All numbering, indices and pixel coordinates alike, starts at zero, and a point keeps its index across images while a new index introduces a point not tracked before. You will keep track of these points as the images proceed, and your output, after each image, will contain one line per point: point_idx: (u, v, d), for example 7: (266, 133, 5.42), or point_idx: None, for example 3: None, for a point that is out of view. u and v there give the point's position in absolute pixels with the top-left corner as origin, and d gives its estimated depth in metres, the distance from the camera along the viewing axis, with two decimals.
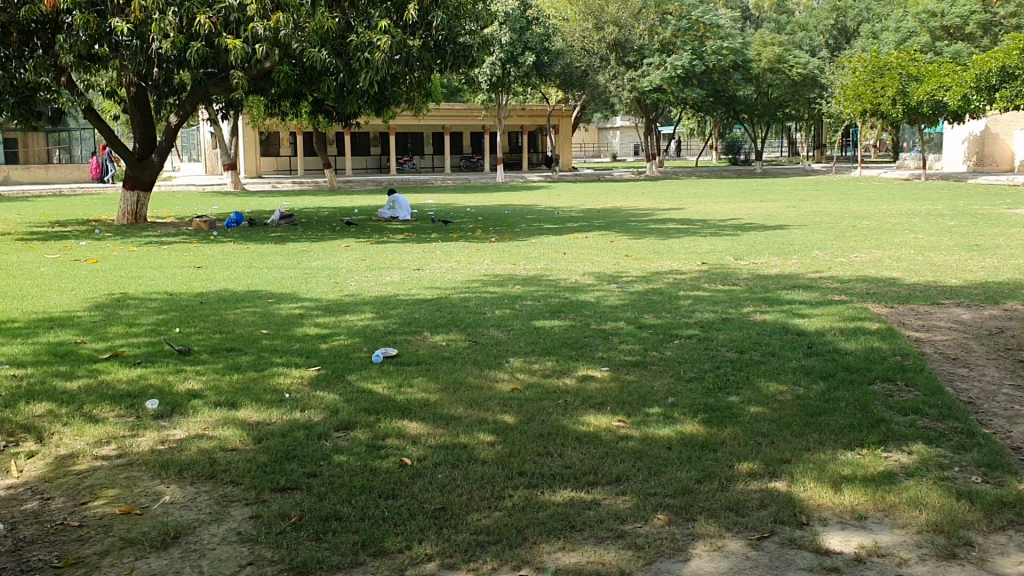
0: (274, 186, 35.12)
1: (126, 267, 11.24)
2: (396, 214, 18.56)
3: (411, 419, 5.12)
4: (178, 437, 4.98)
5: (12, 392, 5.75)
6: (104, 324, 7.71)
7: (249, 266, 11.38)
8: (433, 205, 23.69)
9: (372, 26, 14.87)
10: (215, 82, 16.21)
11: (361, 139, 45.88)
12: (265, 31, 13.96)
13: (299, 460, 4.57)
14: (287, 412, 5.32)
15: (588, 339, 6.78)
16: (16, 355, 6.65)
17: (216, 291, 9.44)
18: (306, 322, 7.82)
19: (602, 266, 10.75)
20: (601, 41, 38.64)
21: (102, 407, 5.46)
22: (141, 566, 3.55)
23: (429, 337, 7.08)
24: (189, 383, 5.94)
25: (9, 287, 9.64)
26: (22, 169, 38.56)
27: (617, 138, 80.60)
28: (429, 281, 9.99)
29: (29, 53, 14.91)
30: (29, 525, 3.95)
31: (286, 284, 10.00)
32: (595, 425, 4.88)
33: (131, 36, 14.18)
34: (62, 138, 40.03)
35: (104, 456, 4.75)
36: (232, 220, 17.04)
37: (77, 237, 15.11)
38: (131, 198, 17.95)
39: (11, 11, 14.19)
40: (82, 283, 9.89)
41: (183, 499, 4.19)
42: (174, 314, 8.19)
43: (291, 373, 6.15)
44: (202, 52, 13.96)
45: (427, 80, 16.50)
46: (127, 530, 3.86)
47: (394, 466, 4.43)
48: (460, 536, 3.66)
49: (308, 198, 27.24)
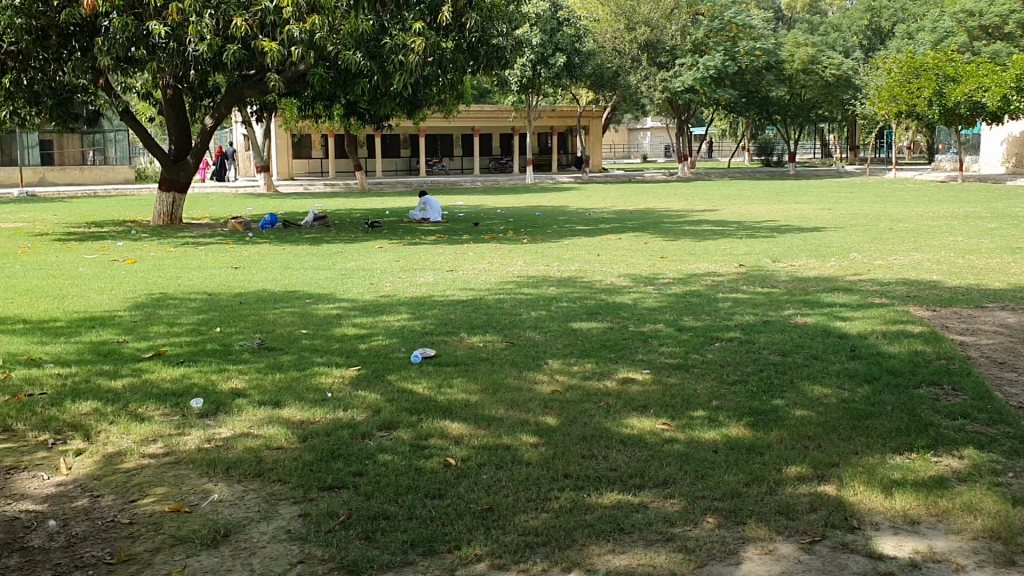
0: (307, 186, 35.93)
1: (164, 267, 11.39)
2: (427, 215, 18.59)
3: (453, 420, 5.13)
4: (224, 436, 5.02)
5: (58, 391, 5.85)
6: (146, 324, 7.79)
7: (286, 267, 11.45)
8: (460, 205, 23.81)
9: (407, 28, 14.99)
10: (250, 84, 16.35)
11: (391, 141, 46.03)
12: (301, 33, 13.97)
13: (345, 459, 4.59)
14: (330, 411, 5.36)
15: (627, 341, 6.76)
16: (59, 355, 6.73)
17: (253, 292, 9.47)
18: (344, 323, 7.85)
19: (638, 267, 10.75)
20: (633, 41, 38.56)
21: (147, 406, 5.52)
22: (193, 564, 3.59)
23: (466, 338, 7.09)
24: (233, 382, 5.98)
25: (52, 287, 9.75)
26: (58, 171, 38.98)
27: (647, 138, 80.16)
28: (463, 282, 10.01)
29: (66, 55, 15.15)
30: (81, 522, 4.01)
31: (323, 285, 10.05)
32: (639, 428, 4.85)
33: (168, 38, 14.25)
34: (96, 139, 40.87)
35: (151, 455, 4.80)
36: (267, 221, 17.17)
37: (114, 237, 15.44)
38: (166, 199, 18.03)
39: (49, 16, 14.42)
40: (121, 284, 9.96)
41: (231, 497, 4.23)
42: (213, 314, 8.27)
43: (332, 373, 6.18)
44: (238, 54, 14.05)
45: (461, 81, 16.45)
46: (177, 528, 3.91)
47: (439, 466, 4.44)
48: (510, 537, 3.66)
49: (340, 198, 28.10)
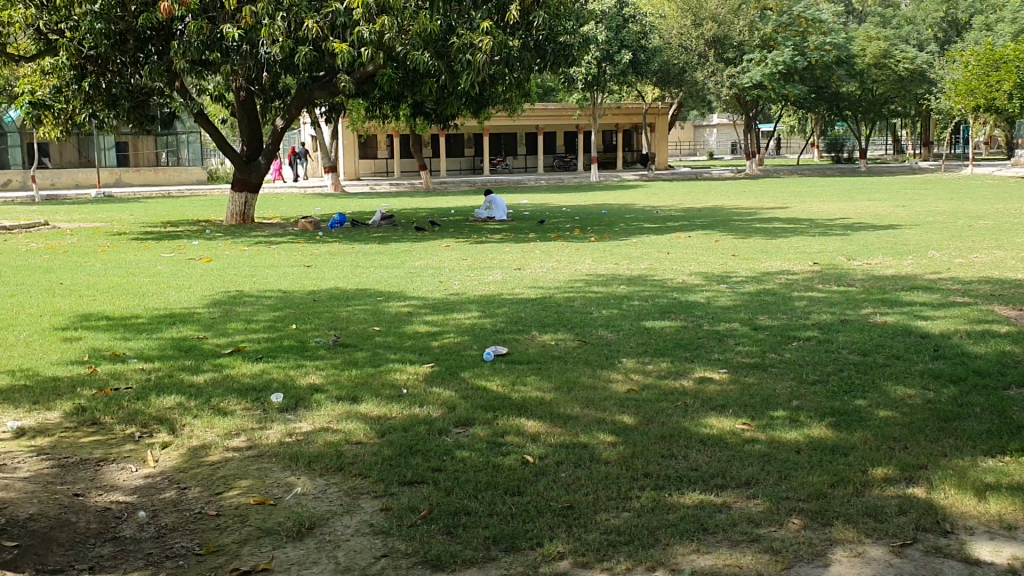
0: (373, 185, 36.31)
1: (238, 266, 11.61)
2: (492, 214, 18.60)
3: (528, 418, 5.14)
4: (304, 430, 5.11)
5: (143, 385, 6.00)
6: (223, 321, 7.96)
7: (356, 266, 11.57)
8: (526, 204, 23.79)
9: (475, 27, 15.08)
10: (320, 85, 16.59)
11: (455, 141, 46.31)
12: (371, 34, 14.12)
13: (424, 455, 4.63)
14: (406, 407, 5.41)
15: (702, 340, 6.69)
16: (142, 350, 6.91)
17: (325, 290, 9.60)
18: (416, 320, 7.91)
19: (709, 266, 10.62)
20: (700, 38, 38.26)
21: (228, 401, 5.63)
22: (280, 555, 3.65)
23: (538, 337, 7.09)
24: (310, 378, 6.08)
25: (131, 285, 10.02)
26: (133, 172, 40.13)
27: (714, 135, 79.31)
28: (532, 281, 10.01)
29: (143, 59, 15.55)
30: (170, 513, 4.11)
31: (393, 283, 10.13)
32: (718, 428, 4.80)
33: (242, 41, 14.51)
34: (169, 141, 41.83)
35: (235, 448, 4.90)
36: (336, 220, 17.40)
37: (189, 237, 15.70)
38: (239, 200, 18.40)
39: (128, 20, 14.81)
40: (198, 282, 10.19)
41: (313, 490, 4.30)
42: (288, 311, 8.41)
43: (406, 369, 6.24)
44: (310, 55, 14.27)
45: (527, 79, 16.48)
46: (263, 520, 3.98)
47: (516, 463, 4.45)
48: (592, 535, 3.65)
49: (406, 198, 28.29)
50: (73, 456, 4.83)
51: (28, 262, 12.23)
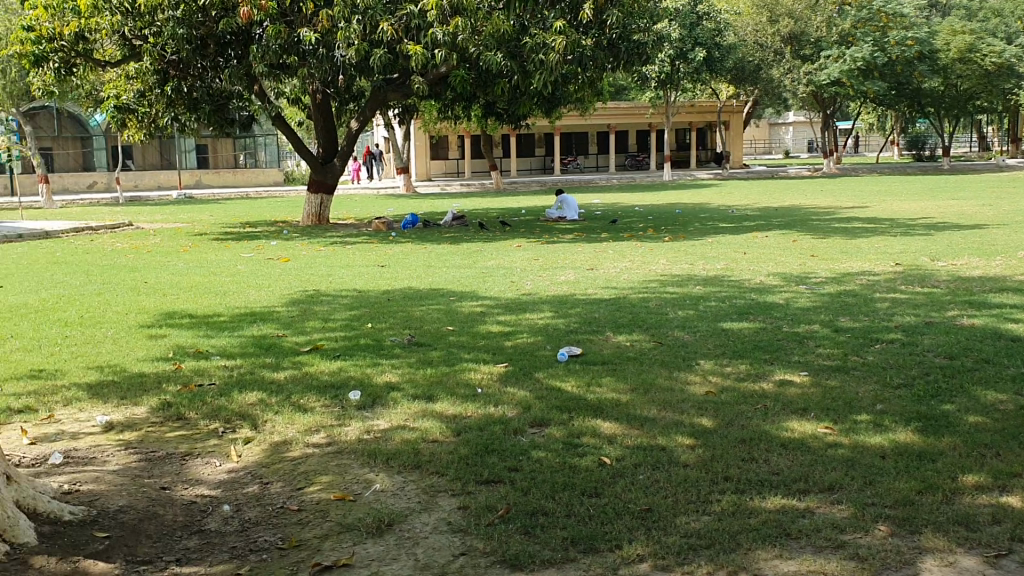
0: (445, 186, 36.54)
1: (314, 266, 11.81)
2: (564, 214, 18.60)
3: (605, 419, 5.12)
4: (382, 428, 5.17)
5: (225, 381, 6.15)
6: (301, 319, 8.11)
7: (430, 266, 11.67)
8: (598, 204, 23.70)
9: (548, 27, 15.08)
10: (394, 87, 16.78)
11: (527, 140, 46.43)
12: (445, 36, 14.23)
13: (500, 454, 4.65)
14: (482, 407, 5.43)
15: (781, 343, 6.57)
16: (225, 348, 7.08)
17: (399, 290, 9.71)
18: (490, 320, 7.94)
19: (787, 266, 10.43)
20: (775, 34, 38.03)
21: (308, 398, 5.73)
22: (360, 551, 3.70)
23: (613, 337, 7.06)
24: (387, 376, 6.15)
25: (213, 284, 10.28)
26: (213, 174, 41.54)
27: (790, 133, 78.03)
28: (606, 281, 9.96)
29: (223, 63, 15.95)
30: (253, 508, 4.20)
31: (467, 283, 10.19)
32: (800, 431, 4.71)
33: (318, 44, 14.79)
34: (247, 144, 42.80)
35: (314, 444, 4.98)
36: (408, 221, 17.58)
37: (268, 238, 16.02)
38: (315, 201, 18.73)
39: (208, 25, 15.21)
40: (276, 282, 10.41)
41: (392, 488, 4.34)
42: (363, 310, 8.53)
43: (480, 369, 6.27)
44: (385, 58, 14.47)
45: (600, 78, 16.43)
46: (343, 516, 4.04)
47: (594, 465, 4.43)
48: (672, 538, 3.61)
49: (478, 199, 28.44)
50: (160, 450, 4.97)
51: (114, 262, 12.66)
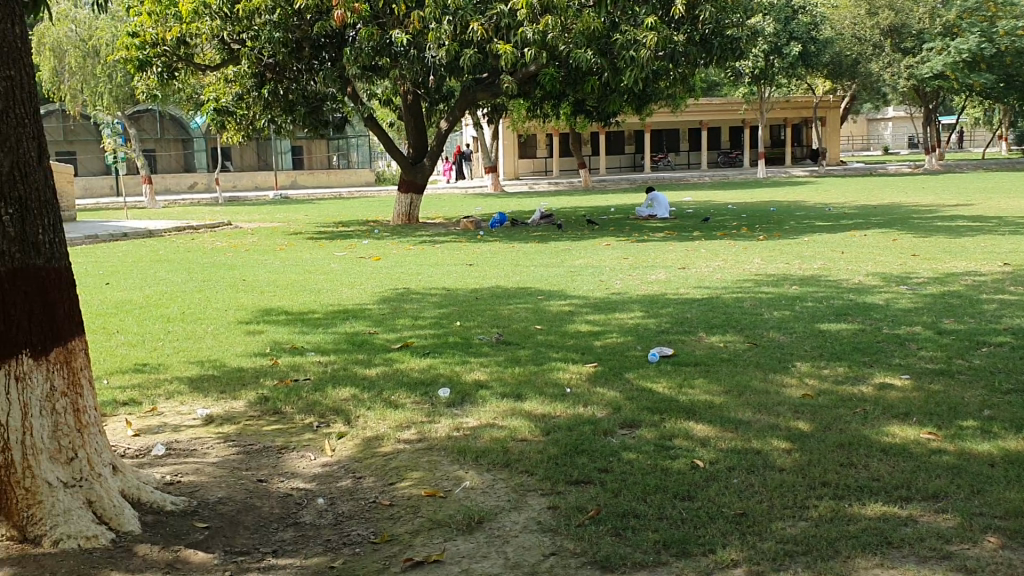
0: (533, 185, 36.55)
1: (404, 264, 11.97)
2: (654, 212, 18.46)
3: (698, 421, 5.03)
4: (471, 425, 5.19)
5: (319, 377, 6.28)
6: (392, 317, 8.22)
7: (518, 265, 11.70)
8: (689, 202, 23.40)
9: (639, 23, 14.96)
10: (483, 87, 16.89)
11: (616, 138, 46.18)
12: (534, 34, 14.23)
13: (589, 455, 4.61)
14: (571, 407, 5.40)
15: (881, 344, 6.36)
16: (319, 344, 7.22)
17: (488, 288, 9.77)
18: (578, 319, 7.91)
19: (887, 266, 10.10)
20: (875, 27, 36.89)
21: (399, 394, 5.80)
22: (451, 548, 3.72)
23: (705, 338, 6.94)
24: (476, 374, 6.18)
25: (307, 282, 10.53)
26: (308, 175, 42.30)
27: (889, 129, 75.77)
28: (697, 281, 9.81)
29: (317, 65, 16.31)
30: (346, 501, 4.27)
31: (556, 282, 10.17)
32: (901, 437, 4.54)
33: (409, 46, 15.03)
34: (340, 145, 43.64)
35: (406, 440, 5.04)
36: (496, 220, 17.66)
37: (359, 237, 16.29)
38: (405, 201, 18.98)
39: (303, 29, 15.64)
40: (368, 280, 10.58)
41: (482, 485, 4.36)
42: (453, 308, 8.59)
43: (570, 368, 6.24)
44: (474, 58, 14.56)
45: (692, 74, 16.23)
46: (434, 512, 4.07)
47: (685, 467, 4.37)
48: (766, 544, 3.53)
49: (566, 197, 28.39)
50: (257, 443, 5.09)
51: (214, 260, 13.07)
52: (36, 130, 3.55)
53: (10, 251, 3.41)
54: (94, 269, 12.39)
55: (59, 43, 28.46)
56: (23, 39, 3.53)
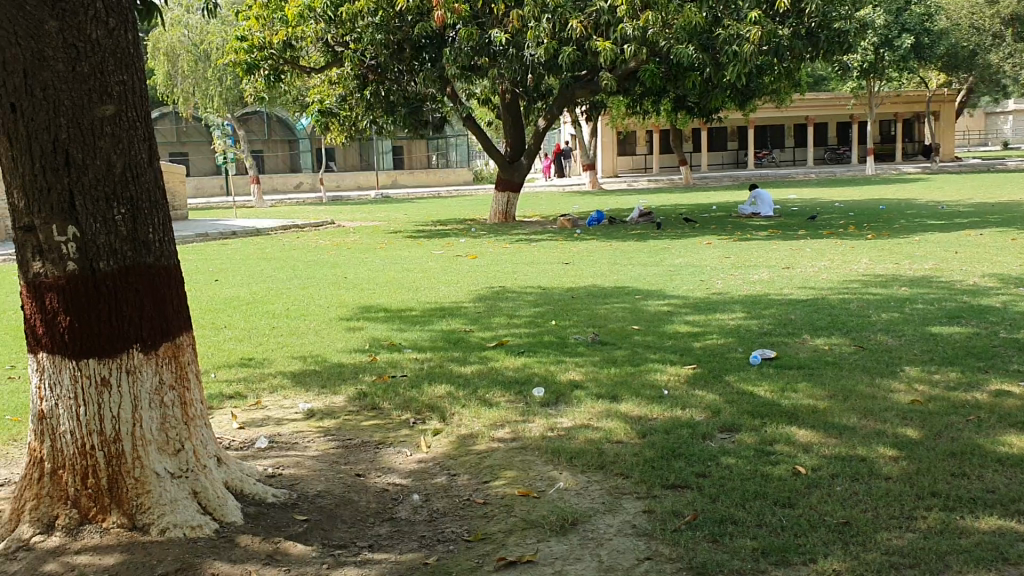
0: (632, 183, 36.21)
1: (501, 262, 12.01)
2: (757, 210, 18.09)
3: (800, 426, 4.89)
4: (565, 426, 5.16)
5: (416, 374, 6.34)
6: (488, 315, 8.25)
7: (615, 264, 11.60)
8: (795, 200, 22.81)
9: (742, 18, 14.64)
10: (582, 85, 16.83)
11: (719, 134, 45.47)
12: (634, 31, 14.15)
13: (686, 459, 4.53)
14: (668, 409, 5.32)
15: (998, 349, 6.06)
16: (416, 341, 7.30)
17: (584, 287, 9.72)
18: (677, 320, 7.79)
19: (1006, 266, 9.63)
20: (994, 16, 35.19)
21: (494, 393, 5.81)
22: (544, 548, 3.70)
23: (809, 340, 6.74)
24: (571, 374, 6.14)
25: (406, 279, 10.66)
26: (407, 174, 42.96)
27: (1009, 123, 72.40)
28: (801, 281, 9.55)
29: (418, 66, 16.38)
30: (441, 498, 4.30)
31: (654, 281, 10.05)
32: (1020, 448, 4.31)
33: (508, 45, 15.04)
34: (439, 144, 44.21)
35: (500, 439, 5.04)
36: (594, 219, 17.57)
37: (457, 235, 16.44)
38: (502, 199, 19.07)
39: (404, 31, 15.79)
40: (465, 278, 10.65)
41: (576, 486, 4.33)
42: (549, 307, 8.58)
43: (667, 370, 6.14)
44: (573, 56, 14.51)
45: (798, 68, 15.80)
46: (527, 513, 4.05)
47: (786, 474, 4.24)
48: (872, 555, 3.39)
49: (665, 195, 28.07)
50: (355, 438, 5.18)
51: (317, 258, 13.39)
52: (147, 133, 3.65)
53: (122, 250, 3.53)
54: (203, 266, 12.83)
55: (173, 48, 29.60)
56: (136, 44, 3.63)
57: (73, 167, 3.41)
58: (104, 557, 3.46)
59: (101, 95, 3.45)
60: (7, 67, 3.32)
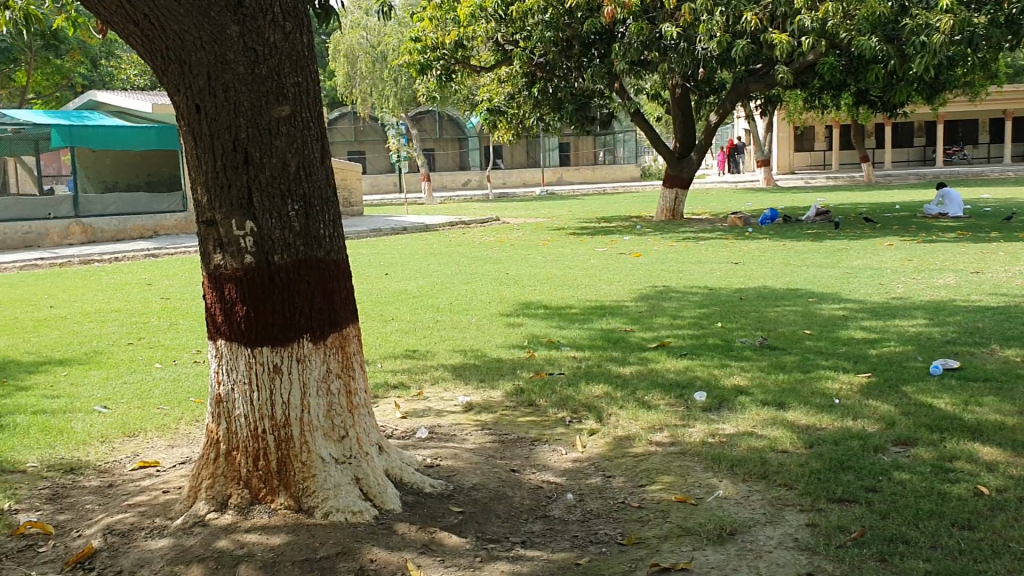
0: (808, 180, 34.85)
1: (667, 261, 11.83)
2: (945, 210, 17.02)
3: (985, 443, 4.54)
4: (727, 432, 5.01)
5: (575, 372, 6.33)
6: (651, 315, 8.14)
7: (787, 264, 11.19)
8: (988, 199, 21.28)
9: (932, 5, 13.79)
10: (757, 79, 16.34)
11: (904, 129, 43.09)
12: (813, 23, 13.70)
13: (856, 472, 4.29)
14: (838, 419, 5.06)
15: None
16: (576, 339, 7.29)
17: (753, 288, 9.42)
18: (851, 325, 7.42)
19: None
20: None
21: (654, 395, 5.71)
22: (700, 557, 3.59)
23: (999, 351, 6.26)
24: (735, 379, 5.95)
25: (569, 277, 10.67)
26: (574, 171, 43.07)
27: None
28: (993, 287, 8.89)
29: (587, 63, 16.36)
30: (595, 499, 4.26)
31: (827, 283, 9.62)
32: None
33: (680, 39, 14.76)
34: (607, 140, 44.08)
35: (658, 443, 4.95)
36: (766, 217, 17.02)
37: (622, 232, 16.32)
38: (670, 196, 18.80)
39: (573, 27, 15.80)
40: (628, 276, 10.55)
41: (736, 495, 4.19)
42: (715, 308, 8.37)
43: (839, 378, 5.85)
44: (747, 49, 14.18)
45: (995, 58, 14.73)
46: (684, 519, 3.95)
47: (967, 494, 3.94)
48: None
49: (843, 193, 26.85)
50: (512, 434, 5.21)
51: (483, 254, 13.62)
52: (320, 132, 3.78)
53: (295, 244, 3.69)
54: (375, 260, 13.31)
55: (352, 49, 30.85)
56: (311, 47, 3.77)
57: (252, 165, 3.59)
58: (272, 537, 3.61)
59: (278, 96, 3.60)
60: (194, 70, 3.51)
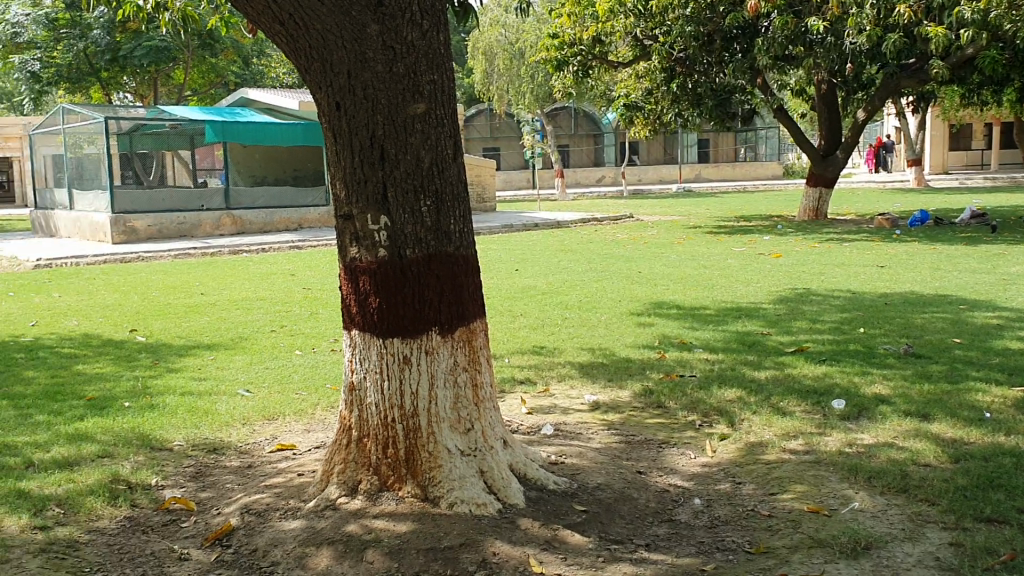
0: (964, 181, 33.02)
1: (807, 262, 11.44)
2: None
3: None
4: (866, 443, 4.80)
5: (707, 374, 6.20)
6: (789, 318, 7.88)
7: (938, 269, 10.62)
8: None
9: None
10: (910, 74, 15.59)
11: None
12: (973, 14, 12.88)
13: (1007, 491, 4.03)
14: (990, 434, 4.77)
15: None
16: (708, 341, 7.15)
17: (900, 293, 8.99)
18: (1007, 335, 6.98)
19: None
20: None
21: (789, 401, 5.54)
22: (831, 571, 3.46)
23: None
24: (877, 387, 5.69)
25: (704, 277, 10.47)
26: (712, 168, 42.23)
27: None
28: None
29: (728, 57, 16.12)
30: (723, 506, 4.16)
31: (982, 290, 9.08)
32: None
33: (826, 33, 14.35)
34: (748, 137, 43.01)
35: (792, 450, 4.79)
36: (916, 219, 16.24)
37: (762, 232, 15.89)
38: (812, 196, 18.19)
39: (715, 21, 15.57)
40: (766, 278, 10.26)
41: (873, 508, 4.00)
42: (857, 313, 8.03)
43: (992, 391, 5.51)
44: (900, 43, 13.54)
45: None
46: (816, 531, 3.81)
47: None
48: None
49: (1003, 194, 25.29)
50: (639, 435, 5.16)
51: (616, 251, 13.54)
52: (454, 128, 3.82)
53: (427, 239, 3.75)
54: (508, 256, 13.42)
55: (491, 46, 31.30)
56: (447, 45, 3.81)
57: (387, 161, 3.67)
58: (398, 524, 3.69)
59: (414, 94, 3.66)
60: (334, 69, 3.62)
